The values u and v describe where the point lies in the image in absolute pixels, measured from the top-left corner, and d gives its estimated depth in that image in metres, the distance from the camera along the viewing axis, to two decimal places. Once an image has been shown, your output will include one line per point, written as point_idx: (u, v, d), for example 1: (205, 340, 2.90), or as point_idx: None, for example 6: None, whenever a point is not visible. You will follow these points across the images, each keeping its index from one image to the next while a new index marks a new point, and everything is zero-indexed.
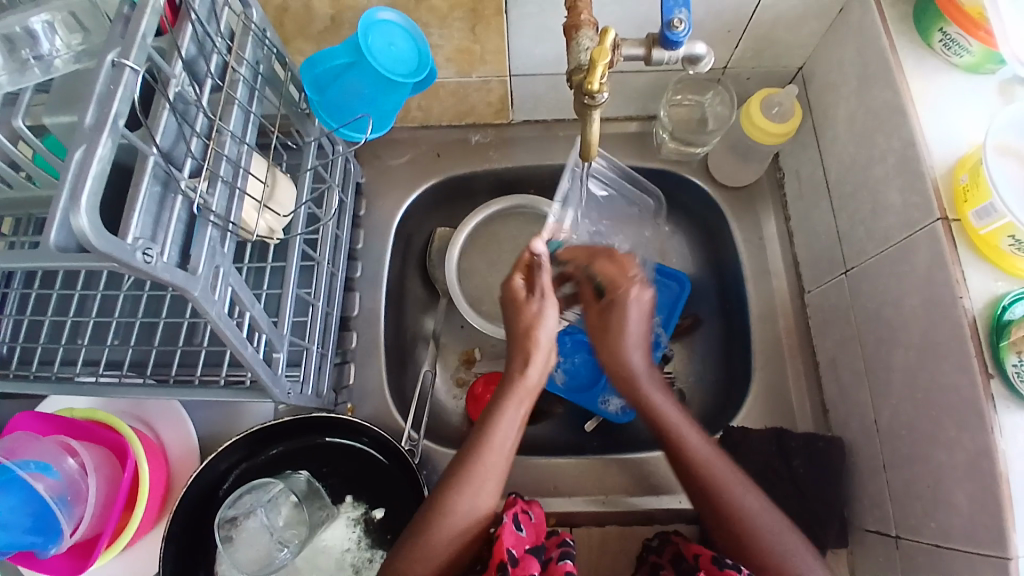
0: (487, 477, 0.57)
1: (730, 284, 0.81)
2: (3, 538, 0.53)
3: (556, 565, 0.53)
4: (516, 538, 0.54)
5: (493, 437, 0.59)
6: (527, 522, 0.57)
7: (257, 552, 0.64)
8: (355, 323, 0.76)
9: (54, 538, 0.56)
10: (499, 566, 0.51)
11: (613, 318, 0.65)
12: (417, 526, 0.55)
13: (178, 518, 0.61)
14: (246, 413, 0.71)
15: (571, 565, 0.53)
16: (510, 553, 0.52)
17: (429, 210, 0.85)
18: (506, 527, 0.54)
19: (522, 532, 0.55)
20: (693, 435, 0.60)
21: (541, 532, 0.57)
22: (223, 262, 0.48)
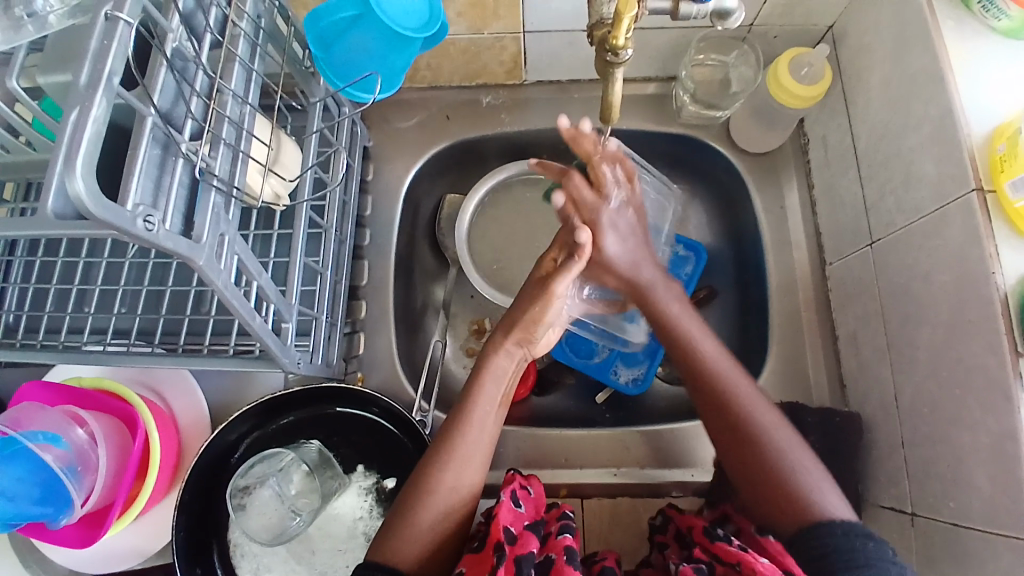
0: (476, 448, 0.58)
1: (749, 255, 0.79)
2: (11, 509, 0.53)
3: (555, 539, 0.53)
4: (512, 515, 0.54)
5: (473, 414, 0.59)
6: (526, 498, 0.57)
7: (270, 520, 0.64)
8: (364, 292, 0.75)
9: (64, 508, 0.55)
10: (495, 546, 0.51)
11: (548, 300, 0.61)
12: (411, 494, 0.56)
13: (189, 487, 0.61)
14: (256, 383, 0.70)
15: (570, 539, 0.52)
16: (506, 531, 0.52)
17: (438, 176, 0.82)
18: (502, 505, 0.54)
19: (519, 509, 0.56)
20: (744, 387, 0.58)
21: (540, 506, 0.58)
22: (228, 229, 0.46)
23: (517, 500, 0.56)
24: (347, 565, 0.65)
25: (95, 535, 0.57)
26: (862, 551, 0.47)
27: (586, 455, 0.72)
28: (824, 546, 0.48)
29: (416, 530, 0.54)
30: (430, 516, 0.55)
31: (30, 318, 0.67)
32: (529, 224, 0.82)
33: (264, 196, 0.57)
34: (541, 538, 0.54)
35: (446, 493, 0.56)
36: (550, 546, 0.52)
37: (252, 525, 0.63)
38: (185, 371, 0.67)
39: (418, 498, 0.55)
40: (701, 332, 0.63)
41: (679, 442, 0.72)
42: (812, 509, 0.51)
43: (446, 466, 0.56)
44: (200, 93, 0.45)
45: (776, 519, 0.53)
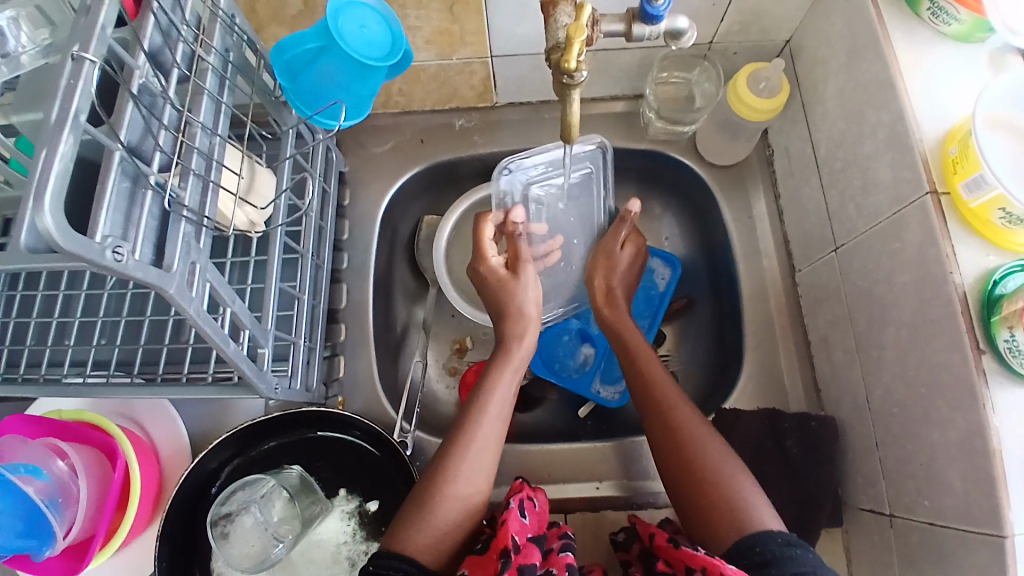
0: (478, 466, 0.58)
1: (721, 266, 0.80)
2: None
3: (556, 556, 0.53)
4: (520, 525, 0.54)
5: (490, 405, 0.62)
6: (531, 510, 0.58)
7: (251, 548, 0.63)
8: (343, 315, 0.75)
9: (46, 540, 0.55)
10: (502, 554, 0.51)
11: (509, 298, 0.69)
12: (422, 506, 0.55)
13: (171, 517, 0.61)
14: (237, 408, 0.69)
15: (571, 557, 0.53)
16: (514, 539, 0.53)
17: (415, 197, 0.84)
18: (511, 514, 0.55)
19: (526, 520, 0.56)
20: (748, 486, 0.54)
21: (543, 522, 0.58)
22: (199, 257, 0.47)
23: (522, 510, 0.57)
24: None
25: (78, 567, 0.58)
26: (804, 559, 0.47)
27: (569, 470, 0.72)
28: (765, 554, 0.48)
29: (433, 529, 0.54)
30: (450, 524, 0.55)
31: (10, 353, 0.67)
32: None
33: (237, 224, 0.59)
34: (542, 553, 0.54)
35: (458, 504, 0.56)
36: (552, 562, 0.52)
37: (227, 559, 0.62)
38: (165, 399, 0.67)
39: (430, 503, 0.55)
40: (694, 419, 0.60)
41: None
42: (751, 525, 0.51)
43: (448, 498, 0.56)
44: (168, 127, 0.46)
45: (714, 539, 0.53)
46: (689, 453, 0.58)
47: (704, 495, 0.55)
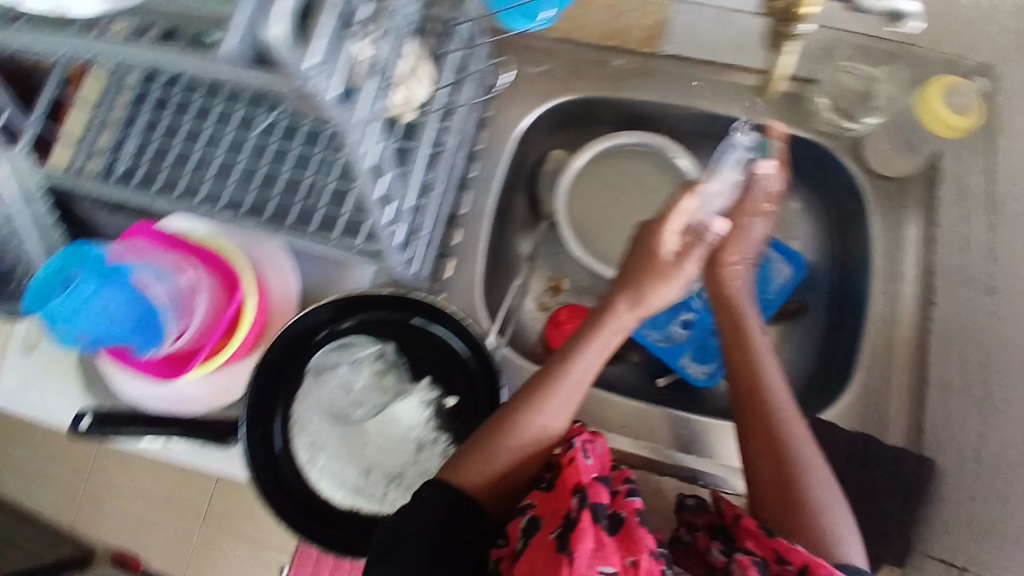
0: (555, 412, 0.62)
1: (847, 279, 0.76)
2: (109, 327, 0.57)
3: (624, 499, 0.56)
4: (584, 466, 0.56)
5: (578, 362, 0.64)
6: (594, 452, 0.58)
7: (336, 402, 0.70)
8: (462, 221, 0.75)
9: (151, 341, 0.60)
10: (574, 491, 0.54)
11: (643, 262, 0.68)
12: (491, 441, 0.60)
13: (272, 351, 0.67)
14: (346, 278, 0.72)
15: (638, 501, 0.56)
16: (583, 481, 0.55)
17: (552, 129, 0.82)
18: (577, 457, 0.57)
19: (589, 461, 0.57)
20: (845, 525, 0.56)
21: (604, 463, 0.59)
22: (375, 117, 0.47)
23: (584, 452, 0.58)
24: (396, 465, 0.69)
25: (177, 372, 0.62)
26: None
27: (644, 430, 0.72)
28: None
29: (494, 465, 0.59)
30: (510, 459, 0.60)
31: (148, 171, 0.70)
32: (630, 196, 0.81)
33: (398, 106, 0.57)
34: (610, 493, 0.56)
35: (521, 447, 0.61)
36: (619, 504, 0.55)
37: (308, 407, 0.69)
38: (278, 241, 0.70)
39: (500, 438, 0.60)
40: (810, 453, 0.59)
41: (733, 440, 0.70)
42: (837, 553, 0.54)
43: (513, 439, 0.60)
44: None
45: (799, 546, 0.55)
46: (797, 479, 0.58)
47: (800, 521, 0.56)
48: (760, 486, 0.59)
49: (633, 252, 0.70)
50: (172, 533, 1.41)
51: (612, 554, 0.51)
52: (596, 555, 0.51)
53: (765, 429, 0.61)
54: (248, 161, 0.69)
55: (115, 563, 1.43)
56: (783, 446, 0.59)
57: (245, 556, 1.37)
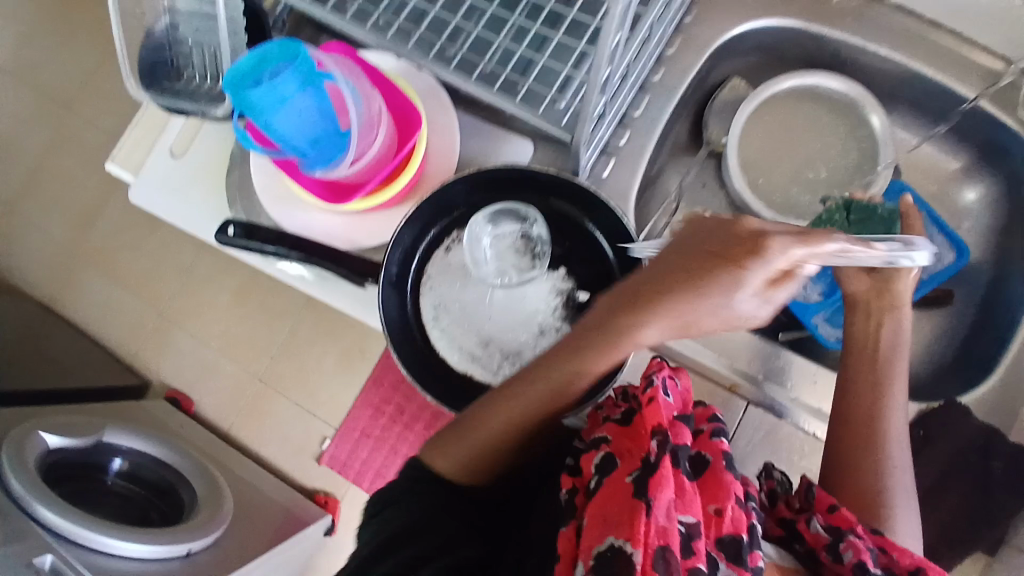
0: (528, 411, 0.53)
1: (1005, 282, 0.73)
2: (294, 136, 0.57)
3: (708, 440, 0.49)
4: (665, 403, 0.49)
5: (559, 365, 0.52)
6: (674, 388, 0.52)
7: (466, 267, 0.70)
8: (631, 123, 0.71)
9: (320, 163, 0.60)
10: (652, 430, 0.47)
11: (668, 270, 0.47)
12: (469, 429, 0.54)
13: (423, 204, 0.67)
14: (506, 152, 0.71)
15: (724, 444, 0.48)
16: (665, 419, 0.48)
17: (739, 55, 0.77)
18: (659, 393, 0.49)
19: (670, 398, 0.50)
20: (906, 514, 0.59)
21: (687, 400, 0.53)
22: None
23: (663, 390, 0.50)
24: (513, 342, 0.68)
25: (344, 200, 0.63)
26: None
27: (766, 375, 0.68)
28: None
29: (463, 452, 0.54)
30: (480, 441, 0.54)
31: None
32: (803, 143, 0.78)
33: None
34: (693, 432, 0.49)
35: (492, 438, 0.54)
36: (704, 445, 0.49)
37: (442, 259, 0.70)
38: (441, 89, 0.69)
39: (467, 429, 0.54)
40: (901, 445, 0.62)
41: None
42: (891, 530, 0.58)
43: (484, 427, 0.54)
44: None
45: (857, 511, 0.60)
46: (882, 461, 0.61)
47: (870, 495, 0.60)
48: (848, 484, 0.61)
49: (709, 233, 0.46)
50: (230, 383, 1.42)
51: (697, 506, 0.43)
52: (676, 503, 0.43)
53: (867, 409, 0.62)
54: (442, 11, 0.67)
55: (168, 400, 1.43)
56: (878, 429, 0.62)
57: (292, 422, 1.38)
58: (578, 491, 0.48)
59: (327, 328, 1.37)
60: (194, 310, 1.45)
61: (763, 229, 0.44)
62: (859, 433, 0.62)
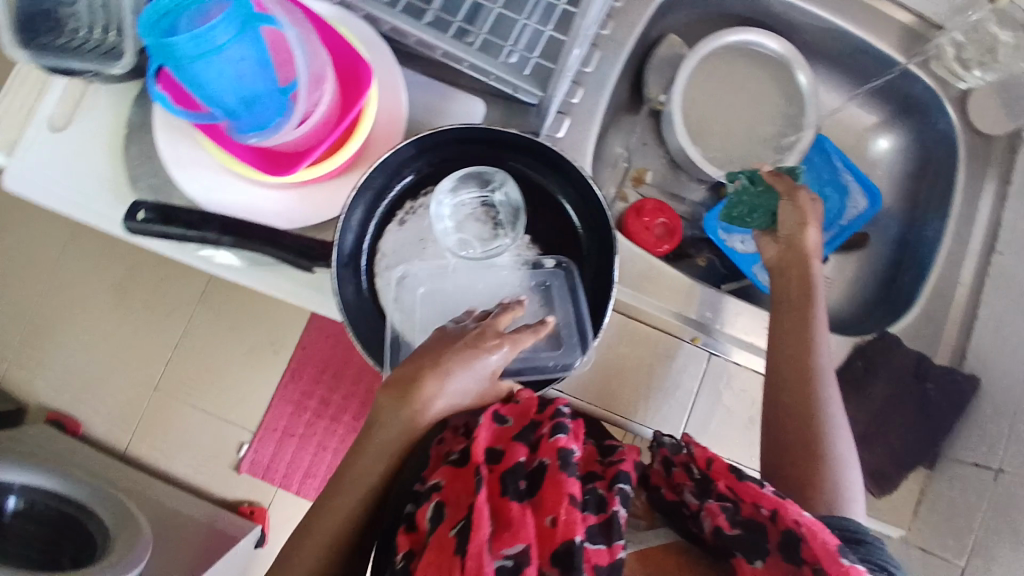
0: (343, 510, 0.54)
1: (916, 222, 0.81)
2: (221, 90, 0.48)
3: (548, 442, 0.50)
4: (492, 431, 0.52)
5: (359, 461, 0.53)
6: (514, 405, 0.54)
7: (423, 239, 0.64)
8: (584, 80, 0.70)
9: (255, 127, 0.52)
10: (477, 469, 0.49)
11: (410, 375, 0.51)
12: (299, 533, 0.55)
13: (375, 173, 0.60)
14: (459, 111, 0.66)
15: (563, 440, 0.50)
16: (492, 448, 0.51)
17: (678, 10, 0.79)
18: (484, 424, 0.52)
19: (506, 422, 0.53)
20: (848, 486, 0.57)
21: (531, 411, 0.54)
22: None
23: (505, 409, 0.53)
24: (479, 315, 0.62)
25: (284, 170, 0.55)
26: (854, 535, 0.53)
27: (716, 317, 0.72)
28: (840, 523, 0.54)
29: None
30: (327, 530, 0.54)
31: None
32: (738, 98, 0.81)
33: None
34: (533, 443, 0.51)
35: (319, 541, 0.54)
36: (544, 450, 0.50)
37: (399, 230, 0.64)
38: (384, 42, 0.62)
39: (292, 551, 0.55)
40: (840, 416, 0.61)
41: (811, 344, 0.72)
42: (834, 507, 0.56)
43: (319, 520, 0.54)
44: None
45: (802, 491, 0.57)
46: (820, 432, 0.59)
47: (809, 469, 0.58)
48: (788, 462, 0.59)
49: (386, 404, 0.51)
50: (121, 395, 1.24)
51: (528, 528, 0.45)
52: (499, 537, 0.45)
53: (800, 377, 0.62)
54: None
55: (48, 423, 1.22)
56: (816, 398, 0.61)
57: (200, 429, 1.23)
58: (416, 553, 0.50)
59: (236, 322, 1.24)
60: (71, 313, 1.25)
61: (493, 331, 0.53)
62: (795, 376, 0.62)
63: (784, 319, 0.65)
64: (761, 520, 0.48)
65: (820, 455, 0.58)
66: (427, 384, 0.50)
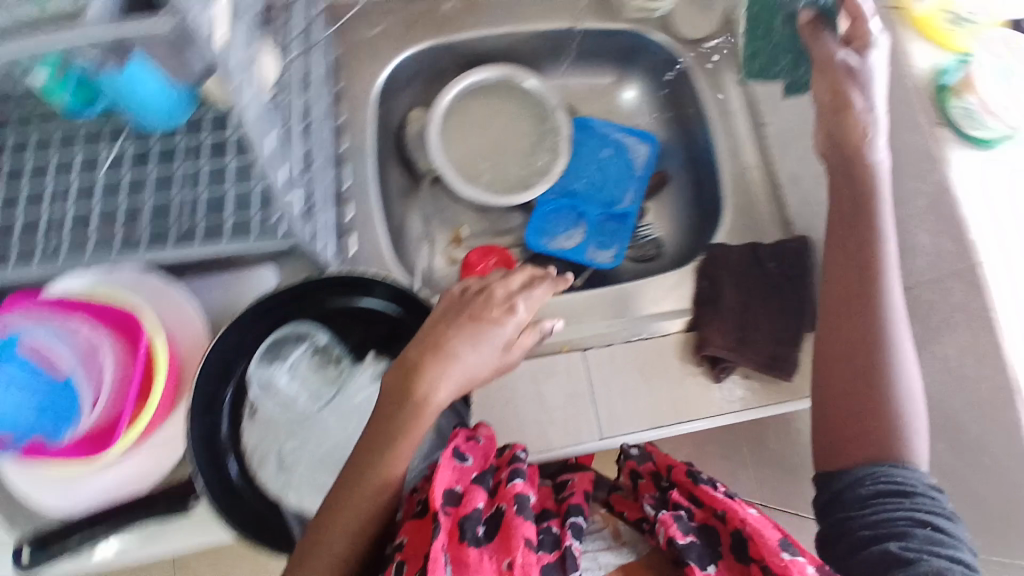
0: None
1: (696, 141, 0.85)
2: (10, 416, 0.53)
3: (506, 487, 0.54)
4: (454, 473, 0.54)
5: (341, 514, 0.54)
6: (472, 448, 0.57)
7: (286, 411, 0.66)
8: (350, 194, 0.72)
9: (63, 424, 0.55)
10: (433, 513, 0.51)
11: (434, 339, 0.57)
12: None
13: (200, 391, 0.60)
14: (248, 287, 0.68)
15: (519, 485, 0.53)
16: (454, 489, 0.54)
17: (404, 87, 0.82)
18: (446, 464, 0.54)
19: (466, 463, 0.56)
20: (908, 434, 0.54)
21: (489, 451, 0.59)
22: (243, 57, 0.41)
23: (461, 452, 0.56)
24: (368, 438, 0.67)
25: (110, 441, 0.57)
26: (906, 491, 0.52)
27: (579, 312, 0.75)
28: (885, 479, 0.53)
29: None
30: None
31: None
32: (497, 127, 0.85)
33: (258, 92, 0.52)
34: (491, 487, 0.55)
35: None
36: (501, 495, 0.53)
37: (270, 410, 0.65)
38: (156, 272, 0.62)
39: None
40: (899, 359, 0.56)
41: (665, 294, 0.75)
42: (875, 454, 0.54)
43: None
44: None
45: (850, 446, 0.55)
46: (879, 379, 0.55)
47: (868, 417, 0.55)
48: (840, 409, 0.56)
49: (383, 426, 0.56)
50: None
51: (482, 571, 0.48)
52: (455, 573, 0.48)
53: (848, 314, 0.57)
54: (104, 203, 0.58)
55: None
56: (874, 340, 0.56)
57: None
58: None
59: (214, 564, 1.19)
60: None
61: (509, 294, 0.61)
62: (856, 292, 0.57)
63: (849, 252, 0.58)
64: (715, 523, 0.52)
65: (878, 407, 0.55)
66: (460, 331, 0.57)
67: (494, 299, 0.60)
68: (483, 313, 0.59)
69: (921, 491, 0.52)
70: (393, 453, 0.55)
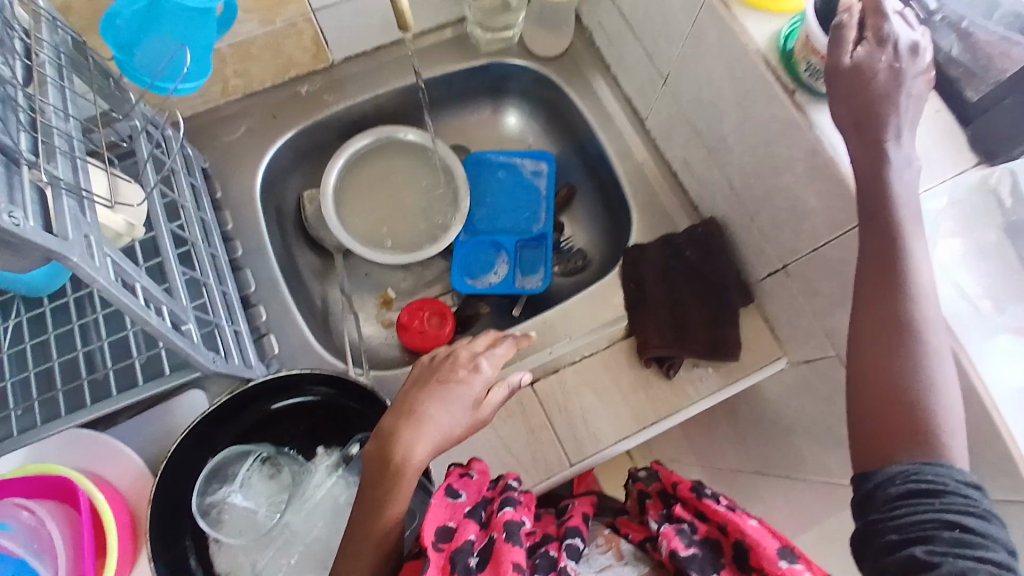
0: None
1: (587, 145, 0.88)
2: None
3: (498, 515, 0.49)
4: (447, 509, 0.49)
5: None
6: (467, 484, 0.53)
7: (247, 533, 0.62)
8: (258, 297, 0.74)
9: None
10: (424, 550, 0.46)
11: (405, 406, 0.52)
12: None
13: (156, 540, 0.58)
14: (182, 415, 0.66)
15: (511, 513, 0.48)
16: (446, 526, 0.48)
17: (288, 173, 0.83)
18: (436, 498, 0.50)
19: (459, 498, 0.51)
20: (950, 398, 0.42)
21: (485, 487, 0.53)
22: (91, 232, 0.48)
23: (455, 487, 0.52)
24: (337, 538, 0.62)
25: None
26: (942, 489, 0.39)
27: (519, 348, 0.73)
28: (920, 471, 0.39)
29: None
30: None
31: None
32: (391, 187, 0.86)
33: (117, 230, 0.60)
34: (484, 519, 0.49)
35: None
36: (494, 526, 0.48)
37: (231, 537, 0.61)
38: (80, 430, 0.60)
39: None
40: (930, 305, 0.43)
41: (594, 306, 0.76)
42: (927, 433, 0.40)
43: None
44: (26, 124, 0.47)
45: (880, 418, 0.42)
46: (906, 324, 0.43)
47: (893, 377, 0.42)
48: (864, 369, 0.44)
49: (364, 494, 0.49)
50: None
51: None
52: None
53: (873, 235, 0.46)
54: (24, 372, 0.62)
55: None
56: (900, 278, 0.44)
57: None
58: None
59: None
60: None
61: (474, 355, 0.56)
62: (872, 227, 0.46)
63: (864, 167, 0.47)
64: (718, 538, 0.51)
65: (904, 362, 0.42)
66: (428, 396, 0.52)
67: (460, 359, 0.56)
68: (451, 373, 0.54)
69: (953, 490, 0.38)
70: (382, 522, 0.48)
